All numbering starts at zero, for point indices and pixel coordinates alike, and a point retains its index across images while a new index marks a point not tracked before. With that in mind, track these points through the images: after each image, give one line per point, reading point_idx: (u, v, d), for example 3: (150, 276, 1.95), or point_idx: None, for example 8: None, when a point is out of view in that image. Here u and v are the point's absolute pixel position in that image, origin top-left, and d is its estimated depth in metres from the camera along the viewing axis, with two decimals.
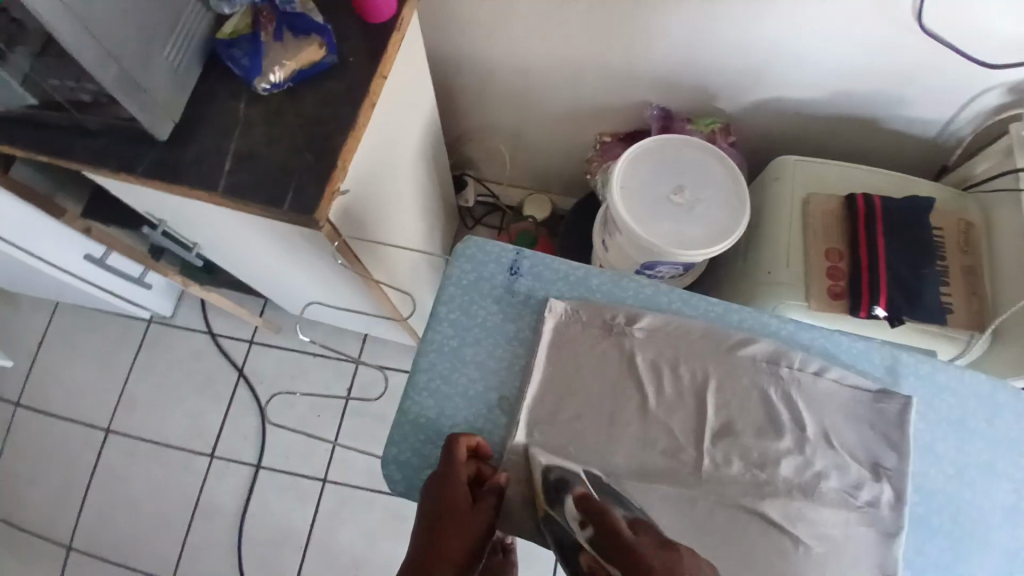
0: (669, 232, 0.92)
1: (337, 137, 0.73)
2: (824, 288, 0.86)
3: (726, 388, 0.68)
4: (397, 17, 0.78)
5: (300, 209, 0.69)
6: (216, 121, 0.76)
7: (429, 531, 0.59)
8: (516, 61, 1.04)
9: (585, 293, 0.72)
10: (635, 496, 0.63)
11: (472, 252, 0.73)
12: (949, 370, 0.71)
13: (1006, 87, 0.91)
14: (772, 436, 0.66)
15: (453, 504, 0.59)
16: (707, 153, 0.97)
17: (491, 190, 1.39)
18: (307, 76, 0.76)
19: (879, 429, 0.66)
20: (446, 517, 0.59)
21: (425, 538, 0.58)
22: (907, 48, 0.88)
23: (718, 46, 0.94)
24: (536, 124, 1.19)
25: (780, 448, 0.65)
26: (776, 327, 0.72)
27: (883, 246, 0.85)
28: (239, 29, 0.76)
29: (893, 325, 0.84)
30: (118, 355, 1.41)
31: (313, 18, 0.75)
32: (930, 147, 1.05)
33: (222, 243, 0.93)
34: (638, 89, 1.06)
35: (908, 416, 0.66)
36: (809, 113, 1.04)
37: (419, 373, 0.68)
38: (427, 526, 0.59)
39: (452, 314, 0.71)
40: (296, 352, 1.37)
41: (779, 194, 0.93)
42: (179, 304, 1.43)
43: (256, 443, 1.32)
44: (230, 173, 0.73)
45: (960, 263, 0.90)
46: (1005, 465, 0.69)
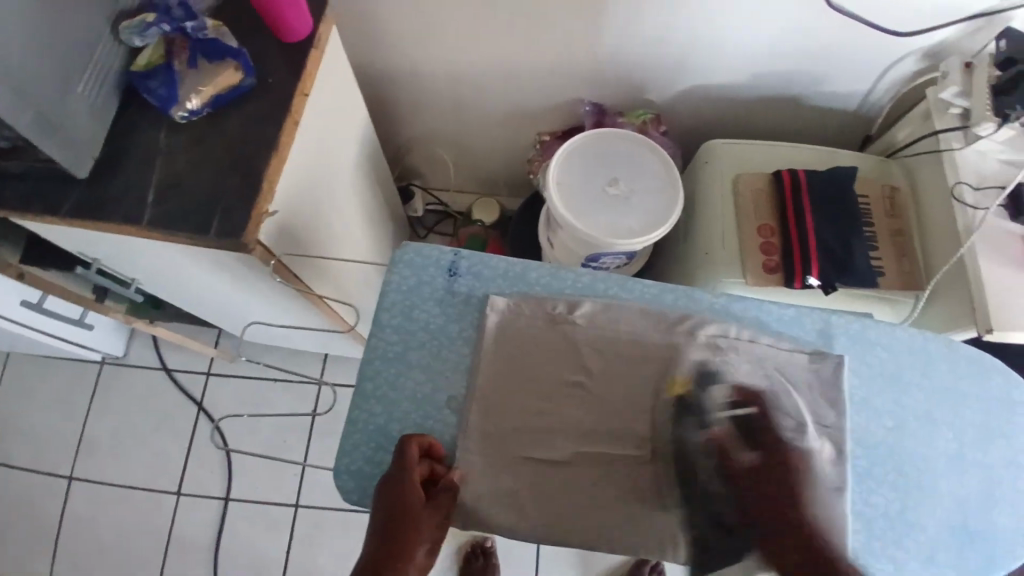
0: (608, 223, 0.94)
1: (262, 158, 0.72)
2: (759, 263, 0.89)
3: (668, 365, 0.69)
4: (314, 35, 0.78)
5: (227, 233, 0.69)
6: (137, 152, 0.75)
7: (385, 532, 0.59)
8: (445, 69, 1.05)
9: (524, 287, 0.73)
10: (581, 477, 0.66)
11: (409, 257, 0.72)
12: (880, 326, 0.73)
13: (920, 54, 0.95)
14: (715, 407, 0.68)
15: (409, 506, 0.60)
16: (639, 143, 0.99)
17: (438, 198, 1.39)
18: (228, 101, 0.75)
19: (817, 390, 0.69)
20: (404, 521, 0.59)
21: (380, 541, 0.59)
22: (820, 28, 0.91)
23: (640, 39, 0.96)
24: (474, 129, 1.20)
25: (723, 417, 0.67)
26: (710, 302, 0.73)
27: (810, 217, 0.88)
28: (154, 61, 0.74)
29: (826, 292, 0.87)
30: (71, 399, 1.36)
31: (226, 42, 0.75)
32: (854, 119, 1.09)
33: (160, 275, 0.91)
34: (569, 88, 1.07)
35: (842, 375, 0.69)
36: (735, 96, 1.06)
37: (365, 383, 0.68)
38: (382, 528, 0.59)
39: (394, 321, 0.70)
40: (257, 379, 1.35)
41: (711, 176, 0.96)
42: (131, 342, 1.39)
43: (224, 474, 1.30)
44: (155, 203, 0.72)
45: (890, 227, 0.93)
46: (942, 413, 0.72)
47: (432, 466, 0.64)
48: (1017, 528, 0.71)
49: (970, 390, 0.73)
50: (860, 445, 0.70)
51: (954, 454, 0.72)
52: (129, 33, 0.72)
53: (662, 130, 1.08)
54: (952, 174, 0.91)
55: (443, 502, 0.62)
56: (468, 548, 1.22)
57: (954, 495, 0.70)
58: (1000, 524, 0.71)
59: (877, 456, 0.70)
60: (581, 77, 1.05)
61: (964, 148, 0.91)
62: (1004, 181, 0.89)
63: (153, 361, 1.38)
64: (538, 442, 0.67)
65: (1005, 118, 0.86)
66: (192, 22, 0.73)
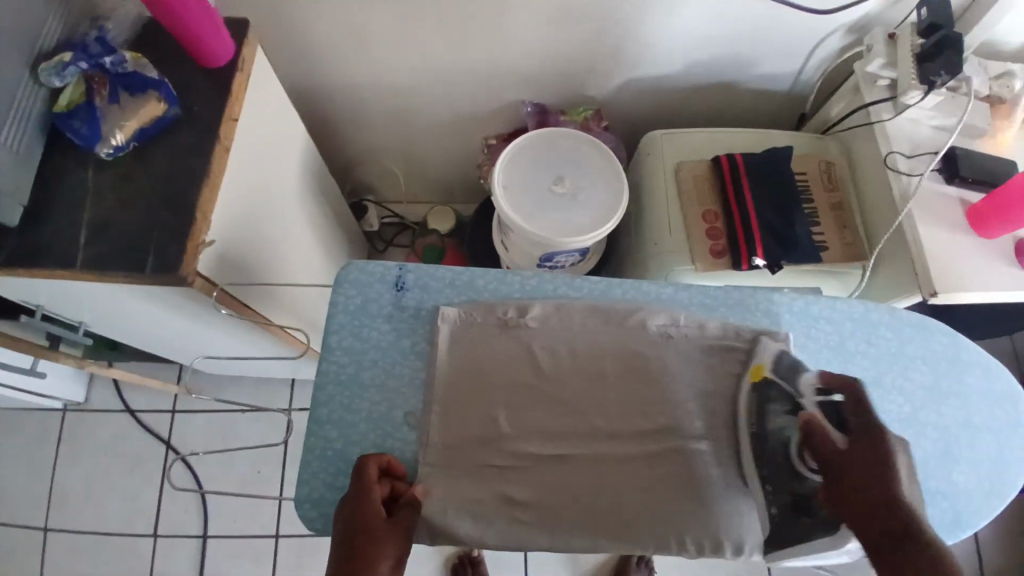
0: (558, 222, 0.95)
1: (193, 190, 0.71)
2: (706, 248, 0.91)
3: (621, 358, 0.70)
4: (237, 59, 0.77)
5: (164, 269, 0.68)
6: (65, 195, 0.73)
7: (345, 546, 0.57)
8: (383, 81, 1.04)
9: (472, 295, 0.72)
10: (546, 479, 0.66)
11: (354, 276, 0.72)
12: (821, 301, 0.75)
13: (846, 29, 0.97)
14: (670, 394, 0.69)
15: (368, 519, 0.58)
16: (581, 140, 1.00)
17: (393, 211, 1.38)
18: (153, 134, 0.74)
19: None
20: (363, 535, 0.57)
21: (342, 554, 0.56)
22: (746, 12, 0.93)
23: (572, 37, 0.97)
24: (421, 139, 1.19)
25: (678, 403, 0.69)
26: (656, 293, 0.74)
27: (750, 199, 0.91)
28: (75, 100, 0.72)
29: (774, 271, 0.89)
30: (33, 452, 1.32)
31: (147, 74, 0.74)
32: (788, 98, 1.11)
33: (107, 317, 0.89)
34: (509, 90, 1.08)
35: (789, 350, 0.71)
36: (672, 86, 1.08)
37: (319, 407, 0.68)
38: (342, 544, 0.57)
39: (344, 342, 0.70)
40: (226, 411, 1.33)
41: (653, 168, 0.98)
42: (91, 387, 1.36)
43: (200, 511, 1.28)
44: (87, 246, 0.70)
45: (828, 202, 0.96)
46: (890, 377, 0.73)
47: (393, 487, 0.63)
48: (979, 484, 0.71)
49: (913, 351, 0.74)
50: None
51: (905, 417, 0.72)
52: (47, 74, 0.69)
53: (604, 126, 1.10)
54: (885, 145, 0.93)
55: (406, 518, 0.60)
56: (456, 558, 1.21)
57: (909, 458, 0.71)
58: (961, 483, 0.71)
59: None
60: (518, 78, 1.05)
61: (893, 118, 0.93)
62: (934, 147, 0.92)
63: (116, 403, 1.35)
64: (496, 448, 0.67)
65: (930, 84, 0.88)
66: (111, 56, 0.72)
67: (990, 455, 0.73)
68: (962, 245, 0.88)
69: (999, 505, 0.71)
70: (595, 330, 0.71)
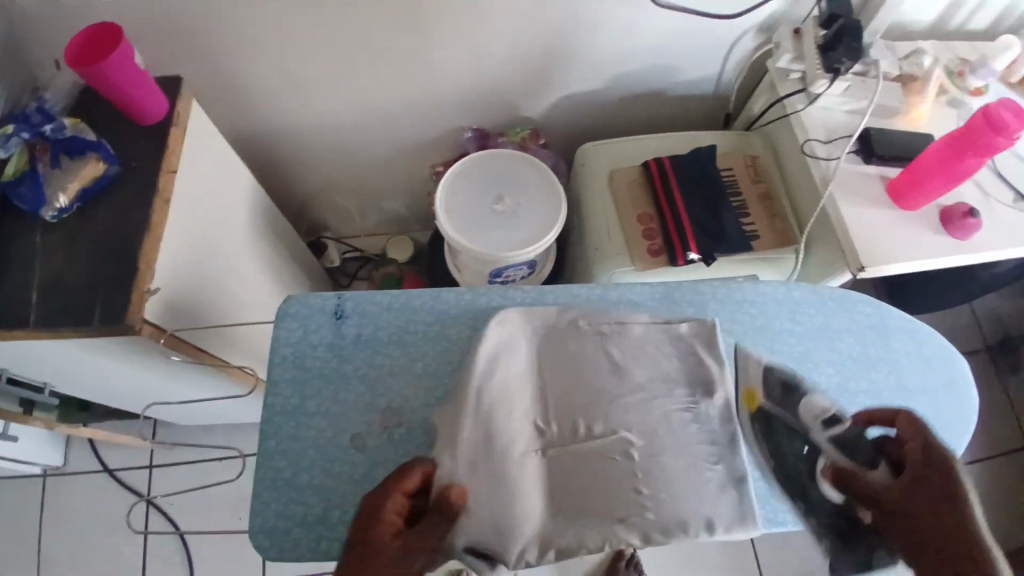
0: (501, 239, 0.98)
1: (135, 242, 0.74)
2: (644, 249, 0.95)
3: (556, 360, 0.73)
4: (173, 115, 0.81)
5: (112, 319, 0.71)
6: (10, 259, 0.76)
7: (359, 533, 0.60)
8: (324, 122, 1.09)
9: (411, 315, 0.75)
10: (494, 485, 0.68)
11: (294, 309, 0.75)
12: (744, 285, 0.79)
13: (754, 30, 1.03)
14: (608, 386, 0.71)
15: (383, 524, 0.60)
16: (517, 159, 1.04)
17: (353, 246, 1.42)
18: (96, 193, 0.78)
19: (696, 353, 0.74)
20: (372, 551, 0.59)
21: (356, 540, 0.60)
22: (655, 24, 0.98)
23: (497, 63, 1.02)
24: (369, 174, 1.24)
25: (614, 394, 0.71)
26: (584, 294, 0.78)
27: (679, 198, 0.95)
28: (21, 168, 0.76)
29: (709, 264, 0.93)
30: (12, 520, 1.32)
31: (86, 136, 0.77)
32: (714, 100, 1.17)
33: (70, 376, 0.91)
34: (447, 119, 1.13)
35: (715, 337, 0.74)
36: (602, 100, 1.13)
37: (269, 438, 0.70)
38: (359, 528, 0.60)
39: (288, 373, 0.72)
40: (204, 460, 1.34)
41: (588, 179, 1.02)
42: (69, 450, 1.37)
43: (184, 564, 1.27)
44: (36, 307, 0.73)
45: (756, 194, 1.01)
46: (819, 352, 0.77)
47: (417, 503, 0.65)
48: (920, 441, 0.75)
49: (839, 325, 0.78)
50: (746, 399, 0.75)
51: (838, 387, 0.76)
52: None
53: (542, 143, 1.16)
54: (802, 133, 0.98)
55: (433, 536, 0.61)
56: None
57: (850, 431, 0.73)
58: None
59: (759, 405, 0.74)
60: (453, 107, 1.10)
61: (807, 108, 0.98)
62: (848, 131, 0.97)
63: (93, 463, 1.35)
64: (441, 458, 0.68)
65: (836, 72, 0.93)
66: (51, 124, 0.76)
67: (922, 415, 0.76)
68: (885, 220, 0.92)
69: None
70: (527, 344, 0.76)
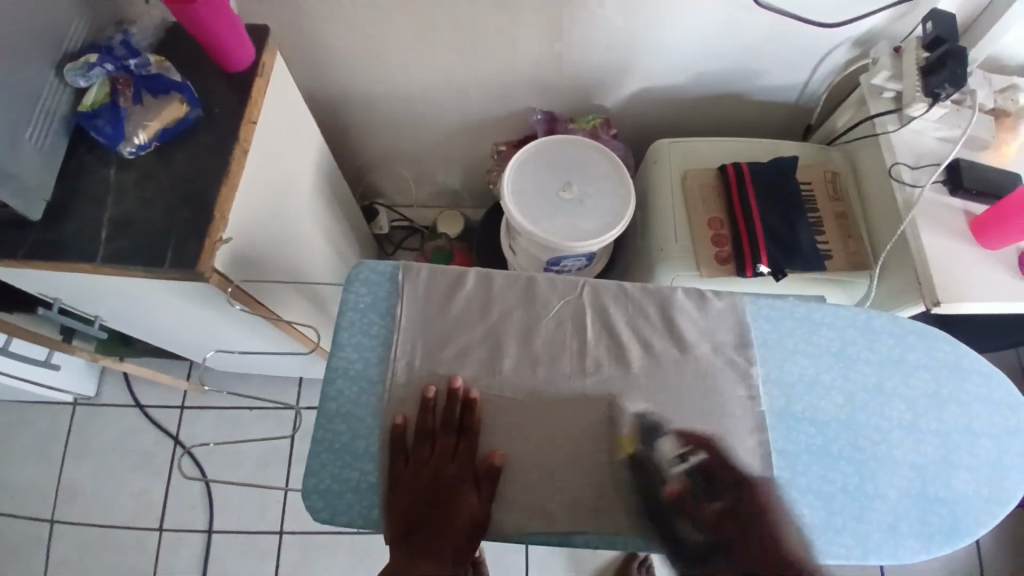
0: (565, 225, 0.96)
1: (211, 189, 0.74)
2: (712, 255, 0.91)
3: (623, 307, 0.74)
4: (258, 64, 0.80)
5: (182, 264, 0.71)
6: (86, 191, 0.75)
7: (428, 475, 0.65)
8: (395, 87, 1.07)
9: (462, 288, 0.74)
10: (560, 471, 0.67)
11: (365, 275, 0.74)
12: (824, 308, 0.77)
13: (850, 43, 0.99)
14: (680, 365, 0.72)
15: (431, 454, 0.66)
16: (589, 148, 1.01)
17: (403, 214, 1.42)
18: (175, 134, 0.77)
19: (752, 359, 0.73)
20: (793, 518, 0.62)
21: (424, 473, 0.65)
22: (749, 22, 0.94)
23: (581, 48, 0.99)
24: (431, 144, 1.22)
25: (682, 362, 0.72)
26: (622, 294, 0.75)
27: (756, 204, 0.92)
28: (99, 100, 0.74)
29: (778, 278, 0.90)
30: (44, 446, 1.34)
31: (171, 76, 0.76)
32: (794, 110, 1.13)
33: (124, 311, 0.91)
34: (519, 98, 1.11)
35: (767, 362, 0.74)
36: (678, 97, 1.10)
37: (328, 402, 0.69)
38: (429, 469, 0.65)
39: (353, 338, 0.72)
40: (234, 408, 1.35)
41: (660, 175, 0.99)
42: (103, 382, 1.38)
43: (207, 507, 1.29)
44: (107, 241, 0.72)
45: (834, 211, 0.98)
46: (892, 385, 0.75)
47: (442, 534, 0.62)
48: (976, 490, 0.72)
49: (915, 360, 0.77)
50: (812, 421, 0.72)
51: (908, 425, 0.74)
52: (73, 74, 0.72)
53: (613, 134, 1.12)
54: (890, 155, 0.94)
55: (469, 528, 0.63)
56: None
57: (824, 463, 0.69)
58: (961, 489, 0.72)
59: (800, 424, 0.72)
60: (527, 86, 1.08)
61: (898, 130, 0.94)
62: (937, 159, 0.92)
63: (127, 398, 1.37)
64: (500, 378, 0.70)
65: (936, 97, 0.89)
66: (135, 59, 0.75)
67: (988, 460, 0.74)
68: (965, 256, 0.88)
69: (997, 512, 0.72)
70: (631, 323, 0.73)
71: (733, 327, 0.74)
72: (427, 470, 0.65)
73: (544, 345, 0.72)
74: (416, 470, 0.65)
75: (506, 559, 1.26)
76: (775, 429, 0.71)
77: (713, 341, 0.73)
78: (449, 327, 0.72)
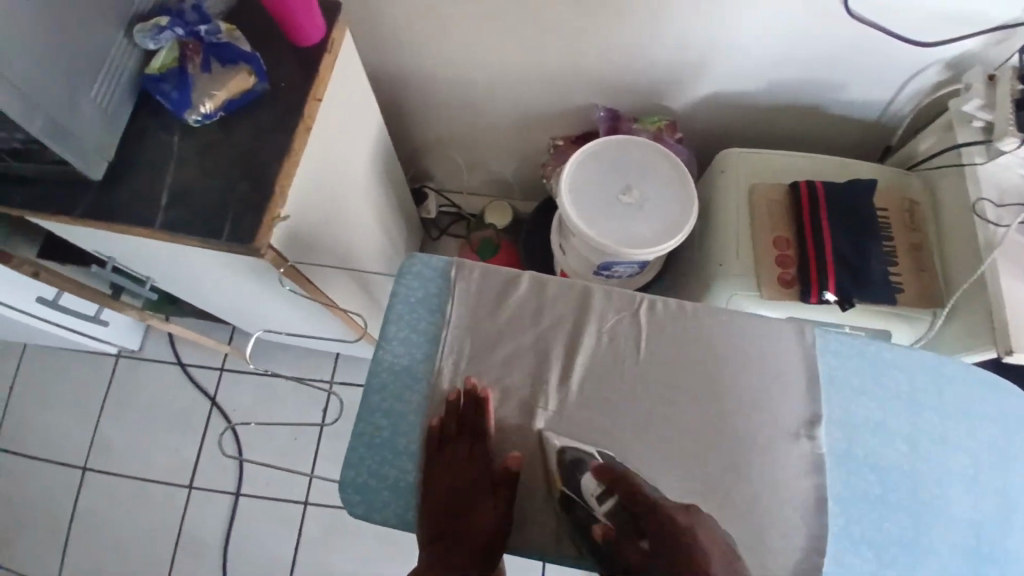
0: (622, 231, 0.92)
1: (272, 165, 0.73)
2: (775, 276, 0.87)
3: (681, 327, 0.71)
4: (326, 40, 0.78)
5: (239, 239, 0.70)
6: (148, 156, 0.75)
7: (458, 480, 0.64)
8: (457, 72, 1.05)
9: (516, 290, 0.71)
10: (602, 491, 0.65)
11: (419, 268, 0.73)
12: (895, 347, 0.72)
13: (942, 65, 0.92)
14: (736, 395, 0.68)
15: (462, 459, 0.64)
16: (654, 151, 0.97)
17: (451, 200, 1.40)
18: (240, 106, 0.75)
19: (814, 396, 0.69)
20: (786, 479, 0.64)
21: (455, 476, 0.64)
22: (836, 33, 0.89)
23: (655, 46, 0.95)
24: (487, 131, 1.20)
25: (738, 391, 0.68)
26: (681, 314, 0.71)
27: (829, 228, 0.86)
28: (167, 64, 0.74)
29: (844, 308, 0.86)
30: (85, 394, 1.38)
31: (240, 47, 0.75)
32: (874, 129, 1.07)
33: (174, 276, 0.91)
34: (584, 93, 1.07)
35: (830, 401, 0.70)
36: (751, 104, 1.05)
37: (373, 394, 0.68)
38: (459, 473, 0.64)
39: (402, 332, 0.71)
40: (269, 377, 1.37)
41: (727, 186, 0.95)
42: (146, 337, 1.41)
43: (235, 470, 1.31)
44: (165, 209, 0.72)
45: (909, 242, 0.92)
46: (958, 434, 0.71)
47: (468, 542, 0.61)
48: None
49: (985, 409, 0.72)
50: (873, 468, 0.68)
51: (971, 478, 0.70)
52: (143, 36, 0.72)
53: (678, 137, 1.07)
54: (974, 189, 0.88)
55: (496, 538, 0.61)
56: None
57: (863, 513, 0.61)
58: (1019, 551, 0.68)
59: (860, 469, 0.68)
60: (594, 81, 1.04)
61: (986, 164, 0.88)
62: None
63: (168, 355, 1.40)
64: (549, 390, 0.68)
65: None
66: (205, 25, 0.74)
67: None
68: None
69: None
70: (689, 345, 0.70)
71: (796, 359, 0.70)
72: (458, 473, 0.64)
73: (597, 360, 0.69)
74: (448, 474, 0.64)
75: (524, 557, 1.25)
76: (831, 471, 0.68)
77: (775, 372, 0.69)
78: (500, 331, 0.70)
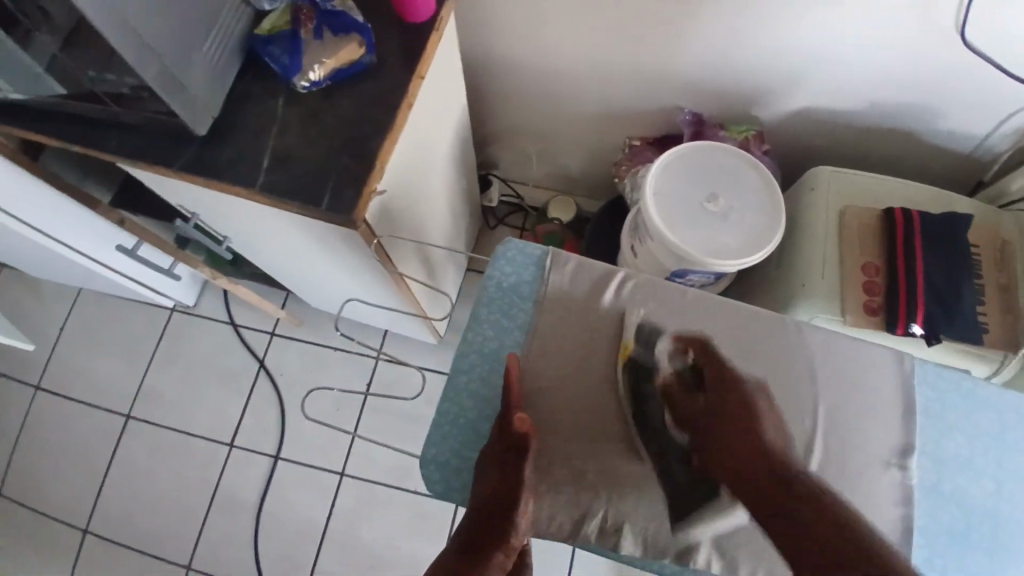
0: (705, 238, 0.91)
1: (373, 137, 0.72)
2: (859, 302, 0.85)
3: (773, 342, 0.70)
4: (435, 18, 0.77)
5: (337, 209, 0.70)
6: (251, 116, 0.75)
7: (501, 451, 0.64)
8: (545, 62, 1.04)
9: (608, 288, 0.72)
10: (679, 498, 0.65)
11: (513, 255, 0.75)
12: (991, 387, 0.71)
13: None
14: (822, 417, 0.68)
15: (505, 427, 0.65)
16: (742, 162, 0.95)
17: (515, 190, 1.40)
18: (346, 75, 0.75)
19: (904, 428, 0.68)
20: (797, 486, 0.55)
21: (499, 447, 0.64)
22: (945, 60, 0.86)
23: (754, 54, 0.93)
24: (563, 124, 1.19)
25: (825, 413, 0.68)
26: (774, 329, 0.71)
27: (921, 259, 0.84)
28: (278, 26, 0.75)
29: (929, 342, 0.83)
30: (136, 344, 1.40)
31: (353, 16, 0.75)
32: (966, 161, 1.04)
33: (253, 238, 0.92)
34: (671, 94, 1.05)
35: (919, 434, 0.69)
36: (842, 122, 1.02)
37: (459, 374, 0.71)
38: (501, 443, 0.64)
39: (491, 317, 0.73)
40: (317, 346, 1.37)
41: (814, 205, 0.93)
42: (201, 294, 1.43)
43: (276, 434, 1.32)
44: (265, 171, 0.72)
45: (999, 280, 0.90)
46: None
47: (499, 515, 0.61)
48: None
49: None
50: (958, 505, 0.67)
51: None
52: None
53: (764, 149, 1.05)
54: None
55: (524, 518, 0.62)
56: None
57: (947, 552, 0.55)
58: None
59: (943, 505, 0.67)
60: (684, 84, 1.02)
61: None
62: None
63: (218, 315, 1.41)
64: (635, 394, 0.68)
65: None
66: None
67: None
68: None
69: None
70: (778, 360, 0.70)
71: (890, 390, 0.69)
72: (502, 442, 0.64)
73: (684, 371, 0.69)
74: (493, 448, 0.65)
75: (554, 553, 1.24)
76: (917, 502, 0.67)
77: (861, 398, 0.69)
78: (590, 326, 0.71)
